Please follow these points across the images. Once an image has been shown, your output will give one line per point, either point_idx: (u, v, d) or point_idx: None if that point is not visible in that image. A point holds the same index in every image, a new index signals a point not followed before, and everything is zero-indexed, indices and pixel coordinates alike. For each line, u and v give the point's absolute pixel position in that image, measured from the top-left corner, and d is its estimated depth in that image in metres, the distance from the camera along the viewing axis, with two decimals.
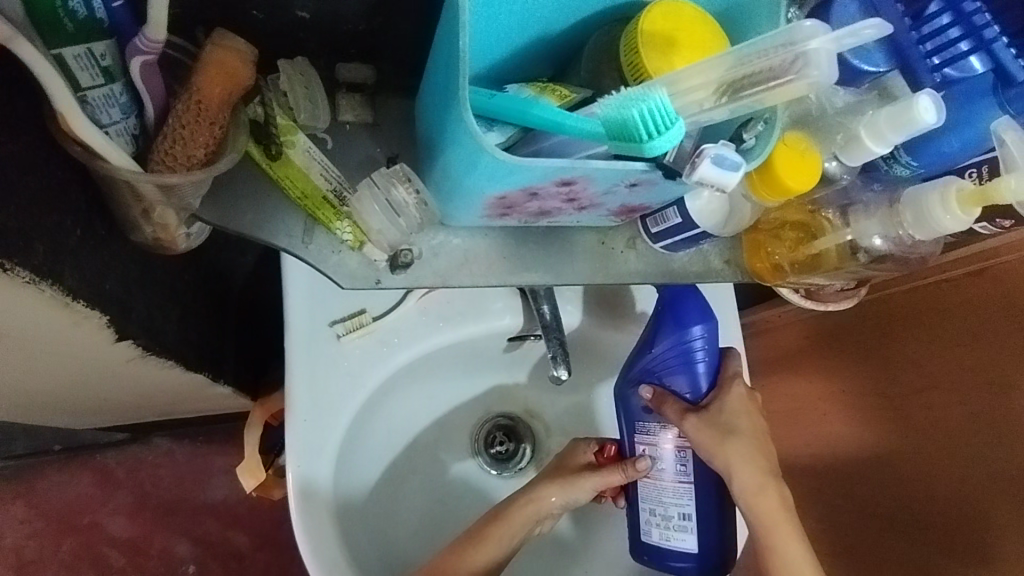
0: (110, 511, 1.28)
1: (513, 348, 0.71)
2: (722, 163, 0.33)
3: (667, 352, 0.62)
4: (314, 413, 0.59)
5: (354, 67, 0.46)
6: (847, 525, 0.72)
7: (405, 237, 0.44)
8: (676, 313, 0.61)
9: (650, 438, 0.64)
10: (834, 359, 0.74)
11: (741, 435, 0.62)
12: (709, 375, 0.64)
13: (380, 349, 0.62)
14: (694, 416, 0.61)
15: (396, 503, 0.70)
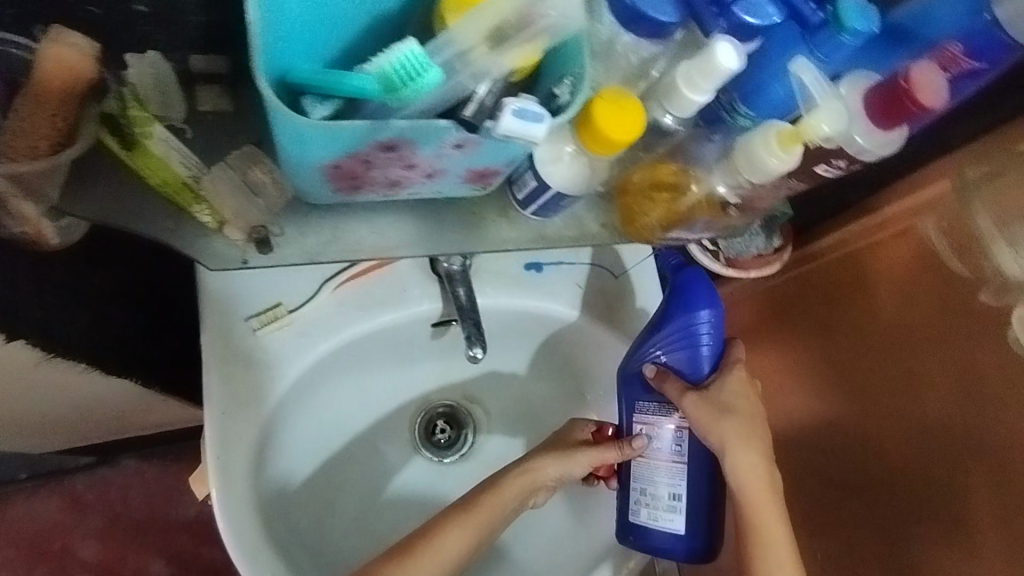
0: (81, 535, 1.37)
1: (440, 335, 0.72)
2: (524, 115, 0.36)
3: (673, 333, 0.64)
4: (234, 405, 0.60)
5: (208, 59, 0.50)
6: (819, 508, 0.70)
7: (266, 216, 0.48)
8: (684, 295, 0.64)
9: (649, 418, 0.66)
10: (790, 336, 0.77)
11: (737, 414, 0.63)
12: (712, 358, 0.65)
13: (299, 340, 0.64)
14: (693, 394, 0.63)
15: (333, 499, 0.71)
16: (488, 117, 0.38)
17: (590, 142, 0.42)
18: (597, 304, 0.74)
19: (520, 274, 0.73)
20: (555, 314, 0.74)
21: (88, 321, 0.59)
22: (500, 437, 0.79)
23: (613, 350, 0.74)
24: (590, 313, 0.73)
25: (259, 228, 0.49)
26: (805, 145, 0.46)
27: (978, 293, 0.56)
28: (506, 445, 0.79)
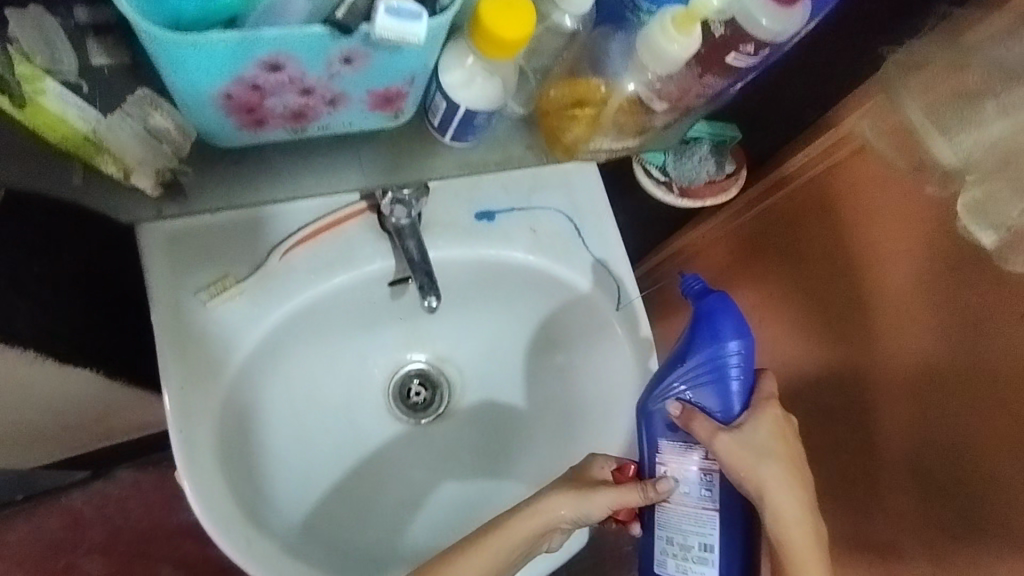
0: (85, 551, 1.37)
1: (400, 295, 0.72)
2: (398, 13, 0.39)
3: (698, 366, 0.63)
4: (192, 378, 0.60)
5: (93, 9, 0.48)
6: (815, 422, 0.76)
7: (168, 160, 0.55)
8: (710, 325, 0.62)
9: (675, 458, 0.64)
10: (782, 281, 0.82)
11: (772, 456, 0.61)
12: (742, 396, 0.63)
13: (252, 309, 0.63)
14: (726, 434, 0.61)
15: (327, 475, 0.70)
16: (361, 18, 0.39)
17: (490, 47, 0.46)
18: (554, 246, 0.75)
19: (471, 223, 0.73)
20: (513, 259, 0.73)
21: (29, 309, 0.60)
22: (476, 393, 0.79)
23: (574, 285, 0.75)
24: (546, 253, 0.74)
25: (163, 169, 0.55)
26: (697, 26, 0.48)
27: (925, 186, 0.61)
28: (482, 397, 0.79)
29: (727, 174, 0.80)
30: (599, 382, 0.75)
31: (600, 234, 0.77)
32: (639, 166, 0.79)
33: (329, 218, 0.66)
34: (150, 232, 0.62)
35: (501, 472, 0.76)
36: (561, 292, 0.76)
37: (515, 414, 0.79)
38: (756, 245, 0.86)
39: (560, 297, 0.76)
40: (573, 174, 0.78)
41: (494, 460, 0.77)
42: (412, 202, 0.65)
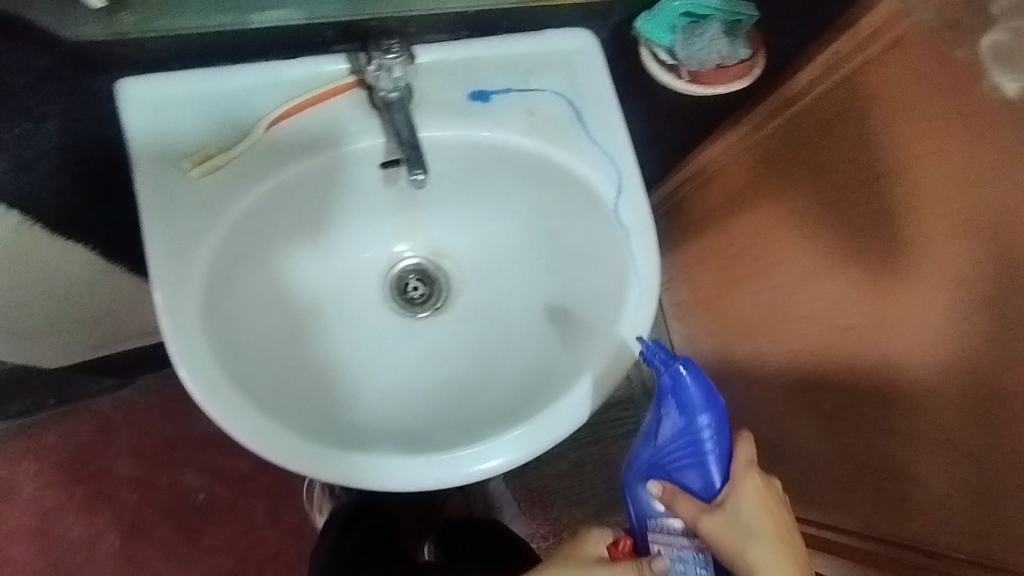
0: (115, 454, 1.44)
1: (392, 180, 0.71)
2: None
3: (672, 443, 0.65)
4: (176, 246, 0.60)
5: None
6: (809, 281, 1.04)
7: None
8: (676, 395, 0.64)
9: (666, 539, 0.67)
10: (793, 183, 1.05)
11: (760, 535, 0.63)
12: (721, 468, 0.64)
13: (236, 181, 0.62)
14: (711, 513, 0.63)
15: (322, 361, 0.70)
16: None
17: None
18: (553, 130, 0.72)
19: (465, 103, 0.70)
20: (511, 139, 0.70)
21: (7, 173, 0.63)
22: (474, 287, 0.78)
23: (573, 169, 0.71)
24: (544, 138, 0.71)
25: None
26: None
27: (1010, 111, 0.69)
28: (483, 292, 0.78)
29: (741, 59, 0.75)
30: (597, 271, 0.73)
31: (602, 120, 0.73)
32: (647, 50, 0.76)
33: (314, 93, 0.65)
34: (129, 89, 0.61)
35: (496, 359, 0.74)
36: (560, 177, 0.72)
37: (513, 306, 0.77)
38: (788, 189, 1.06)
39: (558, 185, 0.73)
40: (574, 56, 0.74)
41: (489, 351, 0.75)
42: (396, 70, 0.62)
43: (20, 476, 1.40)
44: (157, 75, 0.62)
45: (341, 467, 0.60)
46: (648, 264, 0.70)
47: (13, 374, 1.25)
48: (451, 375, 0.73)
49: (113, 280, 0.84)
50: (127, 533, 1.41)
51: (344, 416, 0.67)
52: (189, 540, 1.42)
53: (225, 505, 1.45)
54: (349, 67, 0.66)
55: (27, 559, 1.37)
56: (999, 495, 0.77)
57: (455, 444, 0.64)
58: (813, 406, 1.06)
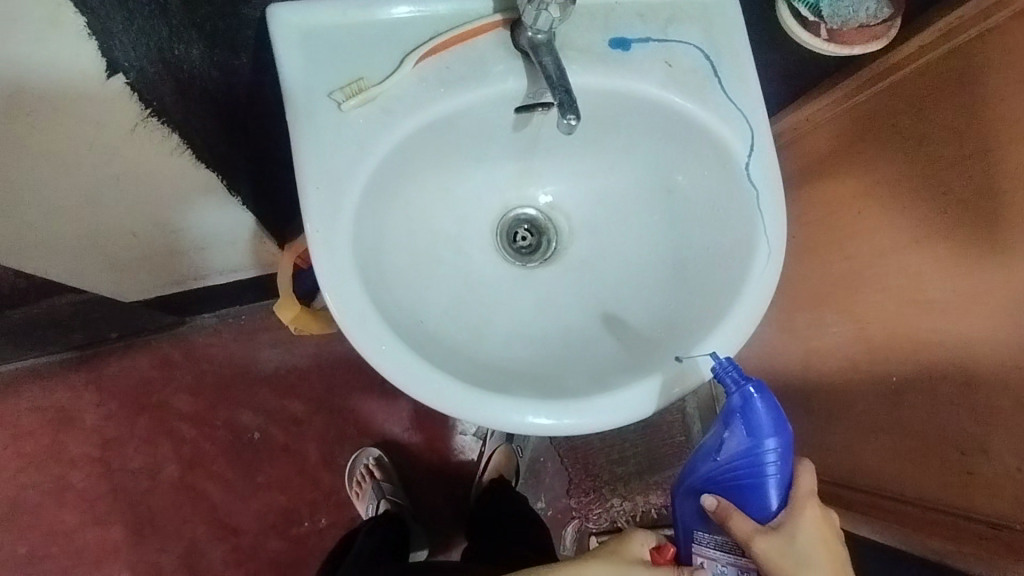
0: (174, 390, 1.46)
1: (523, 125, 0.70)
2: None
3: (733, 462, 0.66)
4: (328, 178, 0.59)
5: None
6: (886, 257, 1.04)
7: None
8: (741, 417, 0.64)
9: (710, 553, 0.71)
10: (886, 154, 1.03)
11: (813, 562, 0.63)
12: (779, 493, 0.65)
13: (384, 117, 0.61)
14: (764, 535, 0.63)
15: (447, 304, 0.70)
16: None
17: None
18: (691, 83, 0.70)
19: (606, 50, 0.68)
20: (649, 91, 0.69)
21: (174, 97, 0.63)
22: (583, 240, 0.79)
23: (707, 124, 0.70)
24: (681, 90, 0.70)
25: None
26: None
27: None
28: (593, 246, 0.78)
29: (883, 19, 0.72)
30: (721, 230, 0.73)
31: (736, 76, 0.71)
32: (786, 7, 0.73)
33: (461, 31, 0.63)
34: (282, 15, 0.60)
35: (612, 312, 0.74)
36: (690, 133, 0.72)
37: (626, 260, 0.77)
38: (880, 158, 1.04)
39: (686, 141, 0.72)
40: (713, 9, 0.72)
41: (604, 302, 0.75)
42: (553, 12, 0.60)
43: (84, 405, 1.42)
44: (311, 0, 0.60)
45: (484, 412, 0.60)
46: (777, 225, 0.70)
47: (78, 308, 1.25)
48: (566, 325, 0.74)
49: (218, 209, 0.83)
50: (185, 466, 1.44)
51: (466, 351, 0.67)
52: (244, 476, 1.46)
53: (279, 445, 1.48)
54: (496, 6, 0.65)
55: (89, 486, 1.41)
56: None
57: (588, 390, 0.65)
58: (878, 379, 1.06)
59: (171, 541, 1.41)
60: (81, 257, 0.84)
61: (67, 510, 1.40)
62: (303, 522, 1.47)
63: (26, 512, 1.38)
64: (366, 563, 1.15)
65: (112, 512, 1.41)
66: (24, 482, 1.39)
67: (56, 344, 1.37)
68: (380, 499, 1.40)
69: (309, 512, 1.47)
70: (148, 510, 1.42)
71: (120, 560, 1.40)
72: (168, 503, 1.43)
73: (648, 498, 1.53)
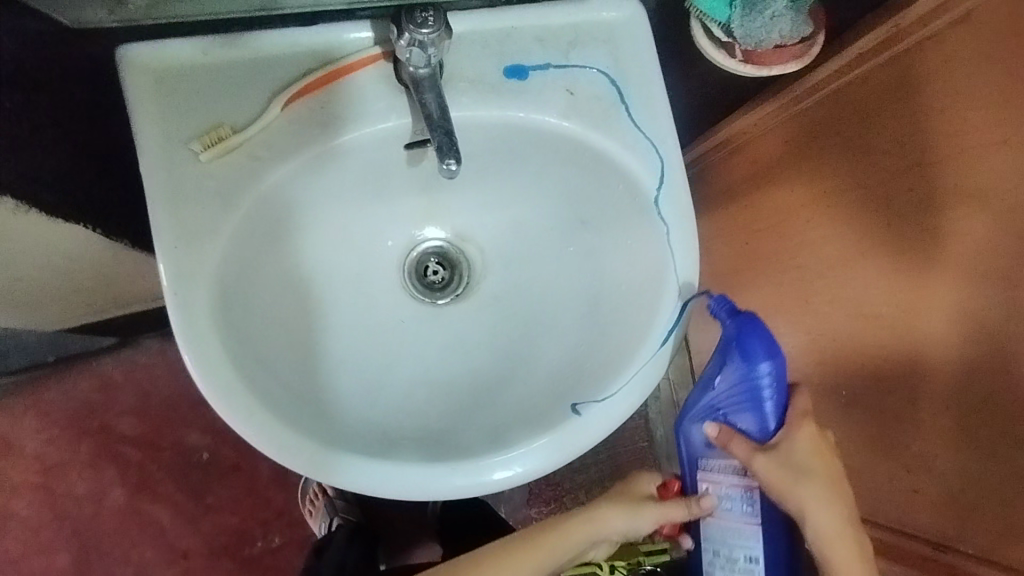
0: (118, 412, 1.42)
1: (417, 160, 0.66)
2: None
3: (731, 389, 0.65)
4: (187, 237, 0.55)
5: None
6: (827, 269, 1.00)
7: None
8: (737, 345, 0.64)
9: (716, 477, 0.68)
10: (826, 162, 0.98)
11: (811, 475, 0.63)
12: (777, 415, 0.65)
13: (250, 165, 0.57)
14: (763, 455, 0.63)
15: (340, 351, 0.66)
16: None
17: None
18: (594, 111, 0.66)
19: (500, 80, 0.64)
20: (548, 122, 0.65)
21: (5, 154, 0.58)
22: (496, 273, 0.74)
23: (613, 156, 0.66)
24: (584, 120, 0.65)
25: None
26: None
27: None
28: (506, 278, 0.74)
29: (805, 37, 0.68)
30: (633, 265, 0.69)
31: (646, 101, 0.67)
32: (699, 25, 0.71)
33: (335, 67, 0.59)
34: (135, 60, 0.55)
35: (523, 352, 0.71)
36: (597, 164, 0.67)
37: (540, 294, 0.73)
38: (821, 166, 0.99)
39: (594, 171, 0.68)
40: (620, 30, 0.67)
41: (515, 341, 0.72)
42: (430, 48, 0.56)
43: (23, 431, 1.38)
44: (166, 41, 0.56)
45: (368, 477, 0.58)
46: (689, 260, 0.66)
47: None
48: (474, 368, 0.70)
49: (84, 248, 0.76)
50: (132, 490, 1.41)
51: (354, 412, 0.64)
52: (194, 498, 1.43)
53: (229, 465, 1.45)
54: (376, 37, 0.60)
55: (32, 514, 1.37)
56: (1000, 498, 0.77)
57: (484, 445, 0.62)
58: (829, 390, 1.01)
59: (119, 566, 1.39)
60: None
61: (10, 539, 1.36)
62: (256, 542, 1.45)
63: None
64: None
65: (57, 540, 1.38)
66: None
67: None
68: (332, 516, 1.38)
69: (262, 532, 1.45)
70: (95, 536, 1.39)
71: None
72: (116, 528, 1.40)
73: None
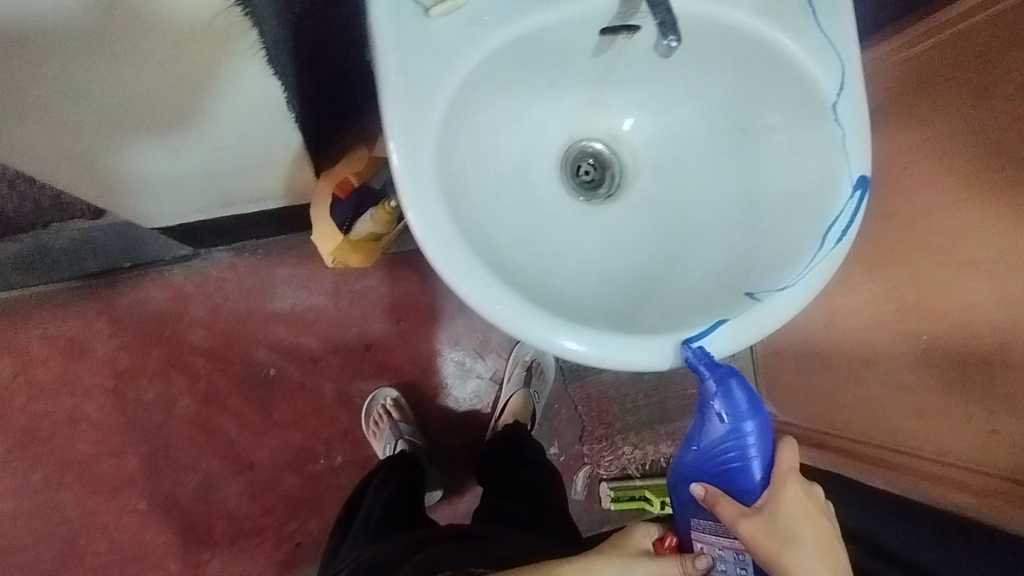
0: (188, 323, 1.43)
1: (603, 50, 0.66)
2: None
3: (713, 449, 0.66)
4: (413, 90, 0.55)
5: None
6: (931, 209, 0.97)
7: None
8: (719, 405, 0.64)
9: (707, 538, 0.74)
10: (936, 111, 0.94)
11: (798, 538, 0.64)
12: (762, 472, 0.66)
13: (470, 26, 0.57)
14: (749, 517, 0.64)
15: (517, 233, 0.67)
16: None
17: None
18: (784, 9, 0.66)
19: None
20: (741, 15, 0.65)
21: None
22: (649, 176, 0.76)
23: (795, 58, 0.66)
24: (773, 18, 0.65)
25: None
26: None
27: None
28: (660, 181, 0.75)
29: None
30: (797, 174, 0.70)
31: (830, 6, 0.67)
32: None
33: None
34: None
35: (678, 252, 0.72)
36: (776, 67, 0.68)
37: (690, 199, 0.74)
38: (927, 113, 0.96)
39: (769, 77, 0.69)
40: None
41: (667, 244, 0.73)
42: None
43: (96, 335, 1.40)
44: None
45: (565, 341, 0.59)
46: (863, 165, 0.66)
47: (76, 240, 1.35)
48: (632, 266, 0.72)
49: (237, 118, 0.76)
50: (201, 400, 1.43)
51: (540, 285, 0.65)
52: (260, 412, 1.45)
53: (295, 384, 1.46)
54: None
55: (103, 417, 1.39)
56: None
57: (663, 326, 0.65)
58: (912, 338, 1.00)
59: (187, 473, 1.41)
60: (69, 161, 0.78)
61: (81, 440, 1.38)
62: (319, 460, 1.46)
63: (40, 440, 1.37)
64: (382, 527, 1.06)
65: (126, 443, 1.40)
66: (37, 410, 1.38)
67: (39, 278, 1.37)
68: (398, 439, 1.38)
69: (325, 450, 1.46)
70: (163, 443, 1.41)
71: (136, 490, 1.39)
72: (184, 436, 1.42)
73: (657, 448, 1.57)
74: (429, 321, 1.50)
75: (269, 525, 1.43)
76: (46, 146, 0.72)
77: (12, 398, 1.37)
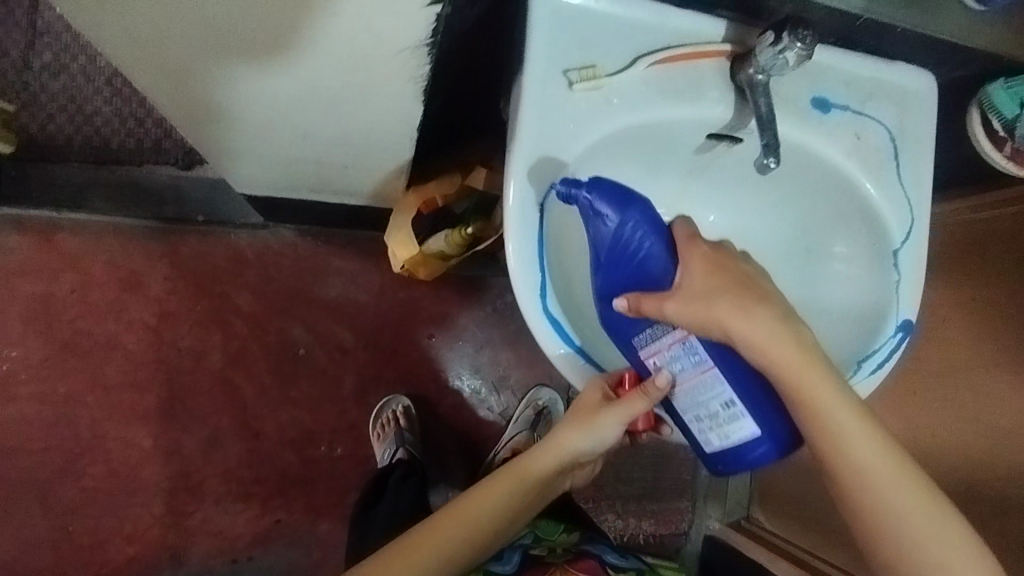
0: (239, 286, 1.51)
1: (704, 151, 0.74)
2: None
3: (611, 252, 0.65)
4: (540, 147, 0.66)
5: None
6: (946, 366, 0.98)
7: None
8: (599, 203, 0.63)
9: (653, 349, 0.69)
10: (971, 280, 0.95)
11: (720, 295, 0.63)
12: (665, 255, 0.66)
13: (603, 106, 0.67)
14: (672, 300, 0.63)
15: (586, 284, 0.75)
16: None
17: None
18: (874, 159, 0.73)
19: (807, 108, 0.71)
20: (837, 155, 0.72)
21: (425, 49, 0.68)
22: None
23: (873, 200, 0.73)
24: (860, 164, 0.73)
25: None
26: None
27: None
28: None
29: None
30: (846, 294, 0.77)
31: (915, 165, 0.74)
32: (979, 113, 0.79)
33: (694, 50, 0.67)
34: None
35: None
36: (852, 204, 0.75)
37: None
38: (961, 280, 0.97)
39: (844, 208, 0.75)
40: (912, 95, 0.74)
41: None
42: (789, 59, 0.62)
43: (154, 274, 1.48)
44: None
45: None
46: (910, 311, 0.73)
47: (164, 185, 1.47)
48: None
49: (371, 129, 0.87)
50: (229, 360, 1.49)
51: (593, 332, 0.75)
52: (279, 385, 1.50)
53: (320, 367, 1.52)
54: (726, 36, 0.69)
55: (137, 351, 1.47)
56: None
57: None
58: None
59: (196, 424, 1.46)
60: (214, 123, 0.88)
61: (111, 367, 1.46)
62: (321, 446, 1.50)
63: (75, 357, 1.45)
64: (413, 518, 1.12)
65: (150, 381, 1.46)
66: (80, 328, 1.46)
67: (119, 209, 1.47)
68: (398, 448, 1.42)
69: (329, 437, 1.50)
70: (182, 390, 1.47)
71: (146, 428, 1.45)
72: (206, 389, 1.48)
73: (638, 523, 1.45)
74: (458, 343, 1.56)
75: (258, 494, 1.47)
76: (211, 108, 0.83)
77: (63, 312, 1.45)
